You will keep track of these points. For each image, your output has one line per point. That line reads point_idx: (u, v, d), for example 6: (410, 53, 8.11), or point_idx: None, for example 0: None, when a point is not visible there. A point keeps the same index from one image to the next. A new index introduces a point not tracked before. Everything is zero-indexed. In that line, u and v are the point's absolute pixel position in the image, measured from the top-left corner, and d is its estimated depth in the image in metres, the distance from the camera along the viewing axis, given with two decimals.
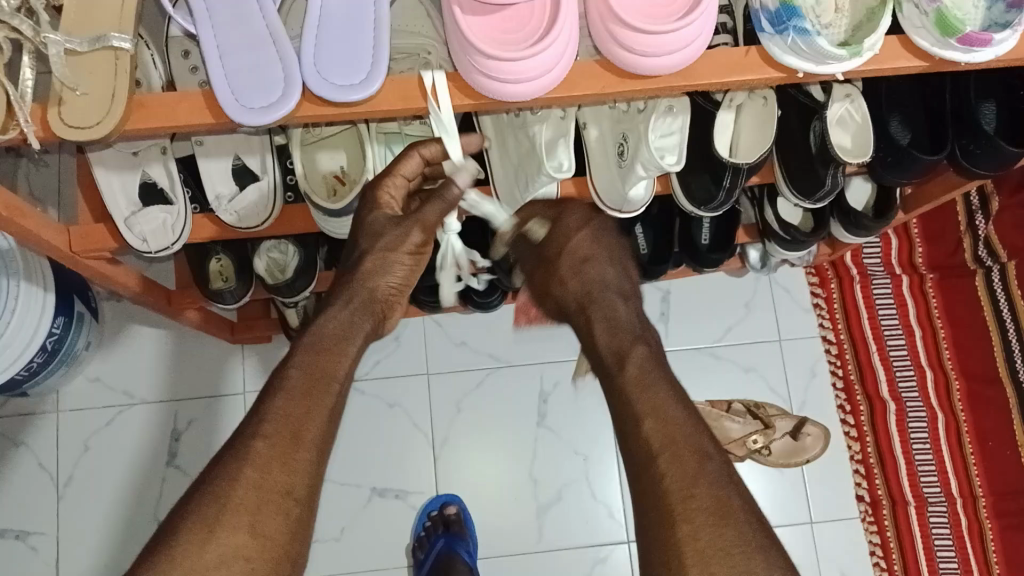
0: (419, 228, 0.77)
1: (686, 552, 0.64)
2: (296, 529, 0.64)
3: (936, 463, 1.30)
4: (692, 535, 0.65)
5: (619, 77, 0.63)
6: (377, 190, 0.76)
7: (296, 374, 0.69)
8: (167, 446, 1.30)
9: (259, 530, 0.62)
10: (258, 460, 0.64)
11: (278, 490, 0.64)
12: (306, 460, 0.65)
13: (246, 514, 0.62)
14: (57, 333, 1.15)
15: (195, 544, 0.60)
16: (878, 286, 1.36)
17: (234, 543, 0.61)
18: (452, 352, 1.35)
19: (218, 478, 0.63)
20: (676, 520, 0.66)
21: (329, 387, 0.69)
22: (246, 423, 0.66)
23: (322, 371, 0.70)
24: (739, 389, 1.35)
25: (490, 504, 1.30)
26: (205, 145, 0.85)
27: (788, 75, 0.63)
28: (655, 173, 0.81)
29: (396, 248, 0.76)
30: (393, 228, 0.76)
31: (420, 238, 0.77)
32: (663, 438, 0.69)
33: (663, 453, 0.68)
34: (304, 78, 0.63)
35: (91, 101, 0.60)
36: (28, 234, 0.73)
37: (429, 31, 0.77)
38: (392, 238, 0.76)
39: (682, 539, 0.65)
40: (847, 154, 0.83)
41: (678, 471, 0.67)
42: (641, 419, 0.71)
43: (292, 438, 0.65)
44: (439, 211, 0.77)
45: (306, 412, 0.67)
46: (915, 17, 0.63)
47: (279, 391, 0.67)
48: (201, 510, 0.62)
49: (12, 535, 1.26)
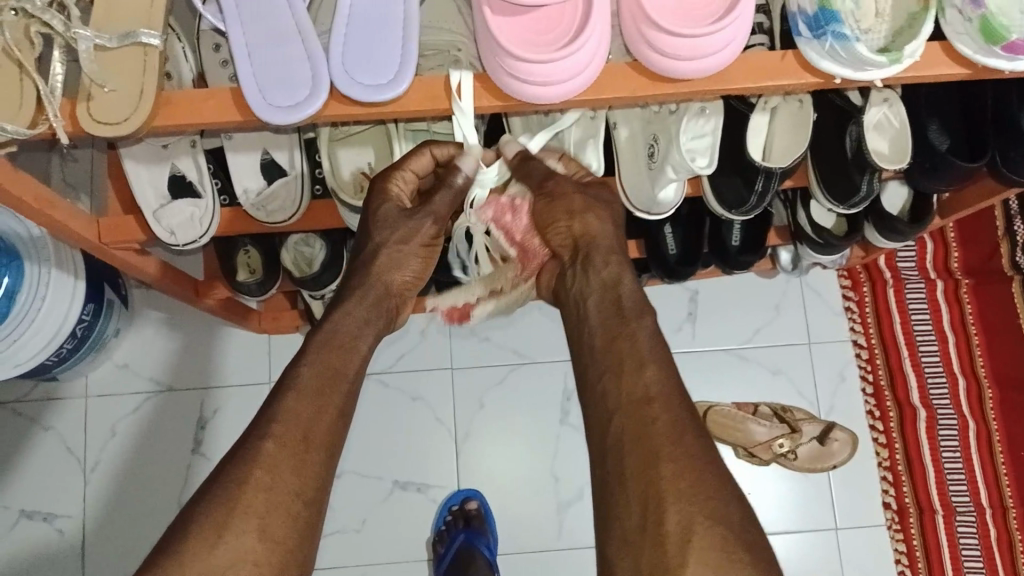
0: (431, 220, 0.78)
1: (666, 488, 0.61)
2: (308, 533, 0.63)
3: (966, 472, 1.28)
4: (673, 476, 0.62)
5: (651, 80, 0.62)
6: (386, 184, 0.76)
7: (305, 371, 0.69)
8: (192, 434, 1.31)
9: (268, 535, 0.61)
10: (267, 460, 0.63)
11: (287, 494, 0.63)
12: (319, 461, 0.65)
13: (256, 517, 0.61)
14: (86, 319, 1.16)
15: (203, 547, 0.59)
16: (912, 291, 1.34)
17: (245, 546, 0.60)
18: (477, 348, 1.34)
19: (225, 481, 0.62)
20: (658, 460, 0.63)
21: (339, 386, 0.69)
22: (256, 423, 0.66)
23: (330, 369, 0.70)
24: (766, 392, 1.33)
25: (512, 502, 1.30)
26: (234, 139, 0.85)
27: (825, 80, 0.61)
28: (686, 176, 0.81)
29: (406, 241, 0.77)
30: (404, 222, 0.77)
31: (432, 229, 0.78)
32: (659, 388, 0.67)
33: (658, 401, 0.66)
34: (332, 77, 0.63)
35: (120, 98, 0.60)
36: (57, 225, 0.73)
37: (461, 28, 0.76)
38: (401, 230, 0.77)
39: (663, 477, 0.62)
40: (885, 160, 0.81)
41: (669, 417, 0.65)
42: (646, 365, 0.68)
43: (303, 439, 0.65)
44: (448, 200, 0.77)
45: (317, 411, 0.67)
46: (958, 24, 0.61)
47: (291, 391, 0.67)
48: (212, 513, 0.60)
49: (39, 517, 1.27)
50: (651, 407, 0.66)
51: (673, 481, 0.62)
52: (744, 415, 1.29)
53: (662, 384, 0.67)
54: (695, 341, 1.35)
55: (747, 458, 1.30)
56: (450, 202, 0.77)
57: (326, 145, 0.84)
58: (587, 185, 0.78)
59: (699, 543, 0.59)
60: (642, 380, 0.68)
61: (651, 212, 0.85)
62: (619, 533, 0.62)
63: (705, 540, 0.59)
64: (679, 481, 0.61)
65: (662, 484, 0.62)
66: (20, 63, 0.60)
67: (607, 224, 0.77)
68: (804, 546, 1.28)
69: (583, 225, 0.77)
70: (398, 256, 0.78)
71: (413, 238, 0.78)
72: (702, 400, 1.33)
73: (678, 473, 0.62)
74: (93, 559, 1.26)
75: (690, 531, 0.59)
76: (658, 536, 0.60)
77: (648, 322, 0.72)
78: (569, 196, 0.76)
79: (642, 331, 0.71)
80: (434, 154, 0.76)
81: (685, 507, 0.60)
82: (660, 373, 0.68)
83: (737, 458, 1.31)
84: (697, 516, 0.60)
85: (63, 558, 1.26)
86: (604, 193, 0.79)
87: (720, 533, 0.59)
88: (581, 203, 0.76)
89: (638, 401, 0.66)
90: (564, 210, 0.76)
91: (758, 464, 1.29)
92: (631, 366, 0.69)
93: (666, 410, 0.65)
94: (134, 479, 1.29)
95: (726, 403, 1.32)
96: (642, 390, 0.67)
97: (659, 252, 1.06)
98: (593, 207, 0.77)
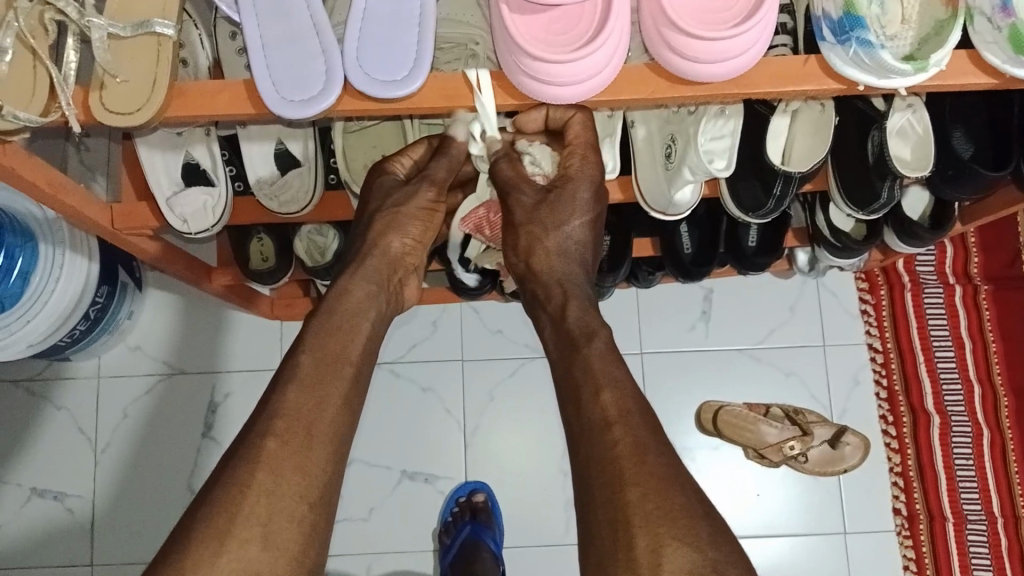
0: (432, 188, 0.77)
1: (634, 512, 0.57)
2: (312, 538, 0.61)
3: (979, 482, 1.27)
4: (639, 499, 0.57)
5: (669, 82, 0.60)
6: (386, 161, 0.80)
7: (305, 361, 0.67)
8: (204, 418, 1.31)
9: (272, 543, 0.59)
10: (270, 462, 0.61)
11: (291, 497, 0.61)
12: (322, 459, 0.64)
13: (258, 524, 0.59)
14: (100, 302, 1.17)
15: (206, 556, 0.57)
16: (930, 296, 1.32)
17: (243, 556, 0.58)
18: (487, 340, 1.34)
19: (226, 486, 0.60)
20: (625, 482, 0.58)
21: (342, 369, 0.68)
22: (253, 422, 0.64)
23: (332, 353, 0.68)
24: (780, 394, 1.32)
25: (518, 495, 1.30)
26: (248, 129, 0.84)
27: (848, 87, 0.60)
28: (702, 177, 0.79)
29: (406, 204, 0.77)
30: (401, 188, 0.77)
31: (435, 195, 0.78)
32: (617, 408, 0.62)
33: (619, 425, 0.61)
34: (346, 74, 0.62)
35: (131, 89, 0.60)
36: (70, 210, 0.73)
37: (478, 21, 0.75)
38: (398, 194, 0.77)
39: (629, 502, 0.57)
40: (906, 166, 0.79)
41: (629, 438, 0.60)
42: (600, 390, 0.63)
43: (306, 434, 0.63)
44: (447, 166, 0.77)
45: (317, 402, 0.65)
46: (987, 32, 0.59)
47: (291, 384, 0.66)
48: (211, 519, 0.58)
49: (50, 495, 1.28)
50: (610, 432, 0.61)
51: (637, 501, 0.57)
52: (756, 416, 1.28)
53: (619, 405, 0.62)
54: (708, 341, 1.34)
55: (758, 460, 1.29)
56: (449, 167, 0.77)
57: (340, 136, 0.84)
58: (543, 203, 0.74)
59: (671, 567, 0.54)
60: (600, 403, 0.63)
61: (667, 213, 0.85)
62: (597, 559, 0.57)
63: (675, 563, 0.54)
64: (644, 502, 0.57)
65: (629, 510, 0.57)
66: (34, 50, 0.59)
67: (556, 259, 0.74)
68: (811, 548, 1.27)
69: (528, 265, 0.75)
70: (399, 219, 0.77)
71: (414, 201, 0.77)
72: (713, 400, 1.32)
73: (642, 494, 0.57)
74: (103, 539, 1.27)
75: (659, 554, 0.55)
76: (628, 560, 0.55)
77: (599, 343, 0.67)
78: (517, 227, 0.75)
79: (592, 355, 0.66)
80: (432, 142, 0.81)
81: (654, 530, 0.56)
82: (616, 396, 0.63)
83: (747, 459, 1.30)
84: (666, 537, 0.55)
85: (73, 537, 1.27)
86: (554, 217, 0.73)
87: (690, 555, 0.55)
88: (525, 237, 0.74)
89: (596, 428, 0.62)
90: (513, 244, 0.76)
91: (767, 464, 1.28)
92: (590, 392, 0.64)
93: (626, 419, 0.61)
94: (146, 460, 1.30)
95: (737, 403, 1.31)
96: (601, 414, 0.62)
97: (674, 251, 1.06)
98: (540, 237, 0.73)
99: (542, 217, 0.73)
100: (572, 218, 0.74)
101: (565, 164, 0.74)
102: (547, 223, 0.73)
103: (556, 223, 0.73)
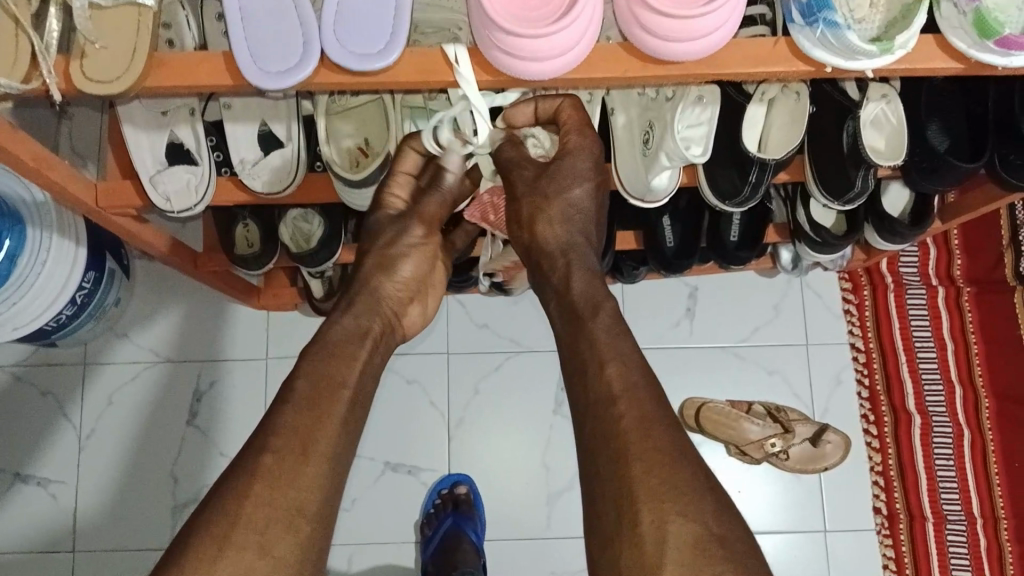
0: (421, 224, 0.82)
1: (636, 486, 0.57)
2: (307, 537, 0.61)
3: (959, 480, 1.28)
4: (643, 475, 0.58)
5: (641, 60, 0.62)
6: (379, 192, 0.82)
7: (300, 385, 0.67)
8: (189, 406, 1.32)
9: (268, 551, 0.59)
10: (266, 475, 0.61)
11: (285, 505, 0.61)
12: (318, 472, 0.63)
13: (256, 534, 0.59)
14: (87, 287, 1.16)
15: (204, 560, 0.57)
16: (913, 295, 1.33)
17: (245, 561, 0.58)
18: (473, 334, 1.35)
19: (226, 492, 0.60)
20: (629, 457, 0.59)
21: (338, 393, 0.68)
22: (251, 441, 0.64)
23: (329, 379, 0.68)
24: (761, 392, 1.33)
25: (503, 486, 1.30)
26: (232, 109, 0.86)
27: (817, 69, 0.61)
28: (679, 164, 0.81)
29: (398, 241, 0.82)
30: (392, 226, 0.82)
31: (424, 231, 0.83)
32: (622, 381, 0.63)
33: (623, 398, 0.62)
34: (323, 46, 0.62)
35: (111, 53, 0.61)
36: (56, 185, 0.74)
37: (460, 6, 0.77)
38: (389, 232, 0.82)
39: (633, 477, 0.58)
40: (881, 156, 0.81)
41: (634, 412, 0.61)
42: (606, 362, 0.64)
43: (302, 447, 0.64)
44: (437, 203, 0.82)
45: (317, 420, 0.66)
46: (953, 17, 0.60)
47: (289, 403, 0.66)
48: (210, 528, 0.58)
49: (34, 481, 1.29)
50: (615, 405, 0.62)
51: (641, 475, 0.58)
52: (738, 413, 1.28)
53: (624, 378, 0.63)
54: (691, 338, 1.35)
55: (739, 456, 1.30)
56: (440, 205, 0.82)
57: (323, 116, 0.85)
58: (543, 174, 0.75)
59: (673, 540, 0.55)
60: (604, 377, 0.63)
61: (645, 201, 0.86)
62: (601, 532, 0.58)
63: (678, 537, 0.55)
64: (647, 477, 0.57)
65: (635, 487, 0.57)
66: (16, 19, 0.60)
67: (559, 225, 0.74)
68: (792, 549, 1.28)
69: (532, 235, 0.76)
70: (390, 257, 0.81)
71: (402, 239, 0.82)
72: (696, 396, 1.32)
73: (646, 469, 0.58)
74: (86, 525, 1.28)
75: (663, 528, 0.55)
76: (632, 536, 0.56)
77: (603, 318, 0.67)
78: (520, 200, 0.76)
79: (599, 327, 0.66)
80: (414, 150, 0.80)
81: (659, 506, 0.56)
82: (620, 367, 0.63)
83: (729, 456, 1.30)
84: (670, 513, 0.56)
85: (56, 523, 1.27)
86: (555, 185, 0.75)
87: (691, 527, 0.55)
88: (530, 206, 0.75)
89: (602, 401, 0.62)
90: (517, 216, 0.77)
91: (748, 461, 1.29)
92: (594, 370, 0.64)
93: (631, 394, 0.62)
94: (129, 447, 1.31)
95: (721, 401, 1.31)
96: (605, 389, 0.63)
97: (655, 244, 1.07)
98: (542, 207, 0.74)
99: (544, 187, 0.74)
100: (573, 183, 0.75)
101: (563, 139, 0.75)
102: (549, 193, 0.74)
103: (557, 189, 0.74)
